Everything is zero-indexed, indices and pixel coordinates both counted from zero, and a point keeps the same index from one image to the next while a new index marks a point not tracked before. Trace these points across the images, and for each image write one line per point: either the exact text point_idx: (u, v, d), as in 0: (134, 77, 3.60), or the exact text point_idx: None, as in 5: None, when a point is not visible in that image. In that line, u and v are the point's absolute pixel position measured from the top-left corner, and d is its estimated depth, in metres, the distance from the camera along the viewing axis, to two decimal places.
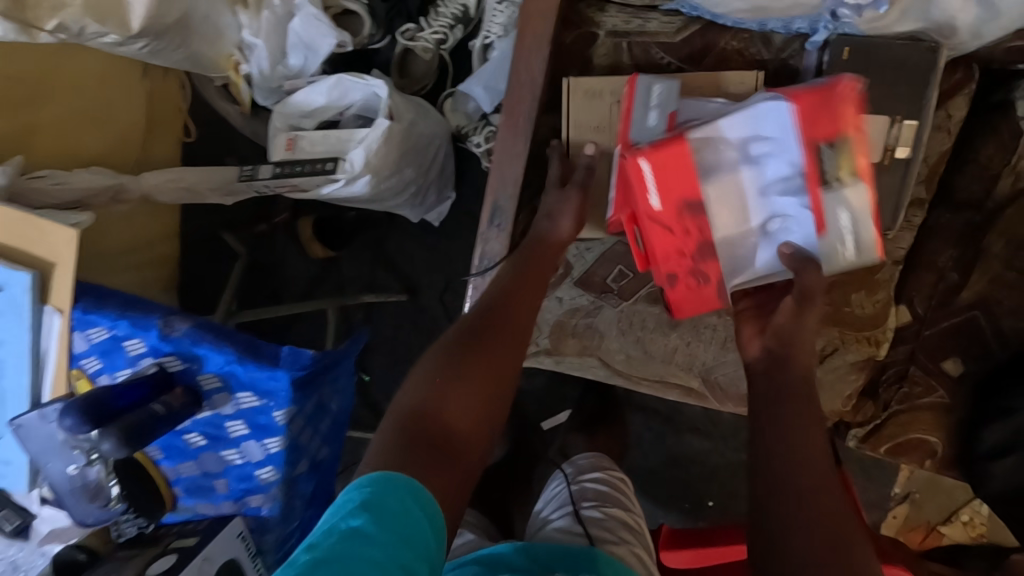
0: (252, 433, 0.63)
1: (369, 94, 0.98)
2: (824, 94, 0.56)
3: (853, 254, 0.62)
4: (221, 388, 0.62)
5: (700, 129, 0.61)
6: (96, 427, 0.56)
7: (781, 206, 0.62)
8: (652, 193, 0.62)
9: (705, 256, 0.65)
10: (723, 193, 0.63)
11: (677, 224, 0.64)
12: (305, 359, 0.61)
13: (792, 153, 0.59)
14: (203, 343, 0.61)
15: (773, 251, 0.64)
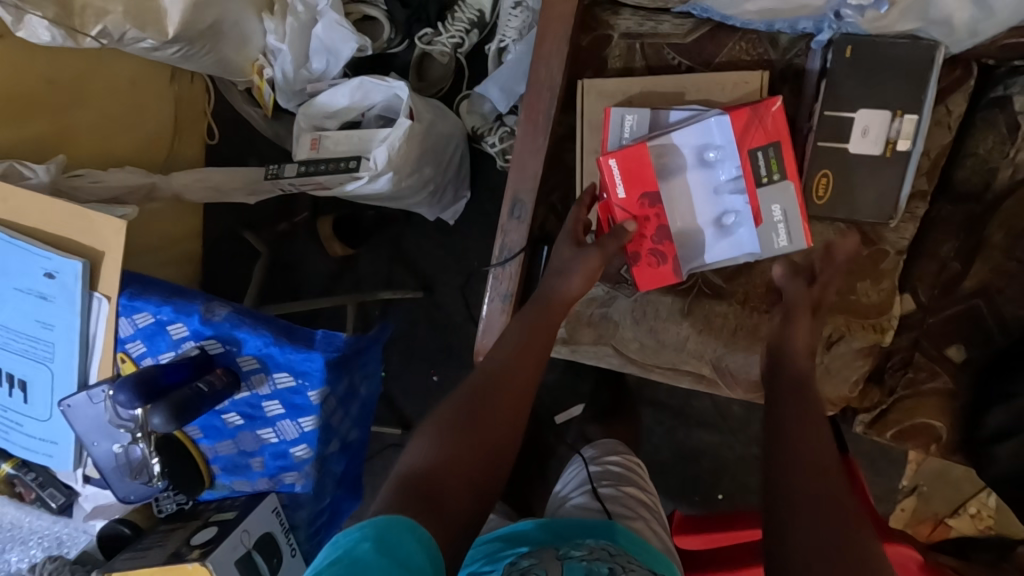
0: (287, 412, 0.67)
1: (391, 96, 1.02)
2: (757, 109, 0.67)
3: (785, 242, 0.70)
4: (258, 370, 0.66)
5: (661, 138, 0.71)
6: (145, 403, 0.60)
7: (730, 205, 0.72)
8: (619, 185, 0.72)
9: (664, 238, 0.73)
10: (678, 192, 0.72)
11: (640, 211, 0.72)
12: (338, 342, 0.65)
13: (735, 159, 0.69)
14: (242, 326, 0.65)
15: (725, 242, 0.73)
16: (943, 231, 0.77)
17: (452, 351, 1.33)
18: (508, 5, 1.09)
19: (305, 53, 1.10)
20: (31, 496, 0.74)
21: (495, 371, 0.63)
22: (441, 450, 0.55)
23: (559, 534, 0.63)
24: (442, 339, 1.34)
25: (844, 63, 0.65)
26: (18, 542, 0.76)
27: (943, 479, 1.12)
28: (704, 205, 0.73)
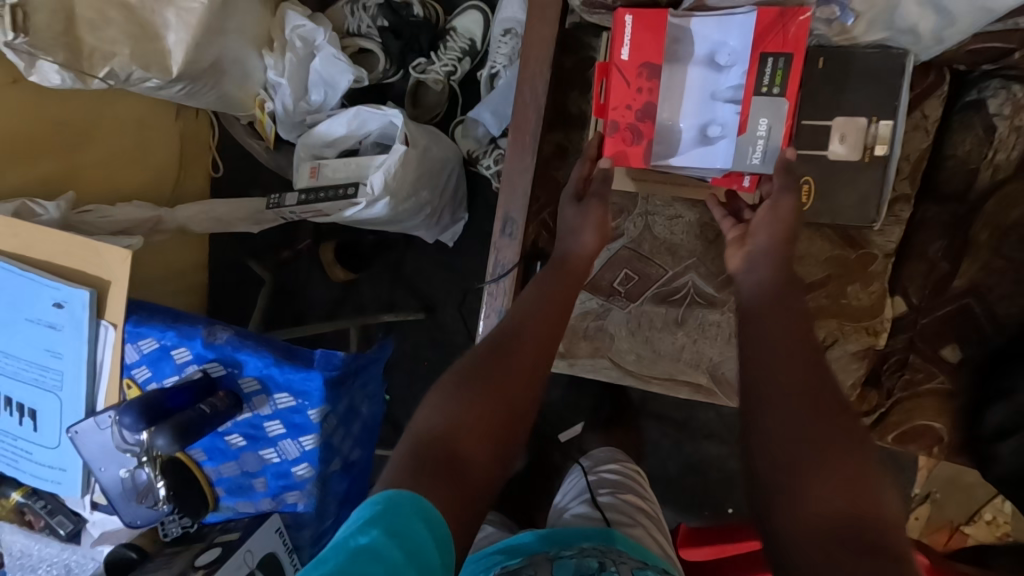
0: (288, 432, 0.68)
1: (386, 122, 1.06)
2: (787, 13, 0.62)
3: (759, 160, 0.67)
4: (260, 390, 0.67)
5: (683, 15, 0.65)
6: (149, 425, 0.62)
7: (719, 113, 0.67)
8: (625, 46, 0.66)
9: (647, 116, 0.68)
10: (674, 82, 0.67)
11: (634, 82, 0.67)
12: (336, 360, 0.66)
13: (744, 65, 0.65)
14: (243, 348, 0.66)
15: (700, 146, 0.68)
16: (930, 232, 0.77)
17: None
18: (498, 33, 1.14)
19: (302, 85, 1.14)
20: (41, 524, 0.75)
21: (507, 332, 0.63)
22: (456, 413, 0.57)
23: (555, 539, 0.64)
24: (445, 360, 1.35)
25: (816, 73, 0.67)
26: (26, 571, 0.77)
27: (955, 485, 1.11)
28: (695, 106, 0.68)
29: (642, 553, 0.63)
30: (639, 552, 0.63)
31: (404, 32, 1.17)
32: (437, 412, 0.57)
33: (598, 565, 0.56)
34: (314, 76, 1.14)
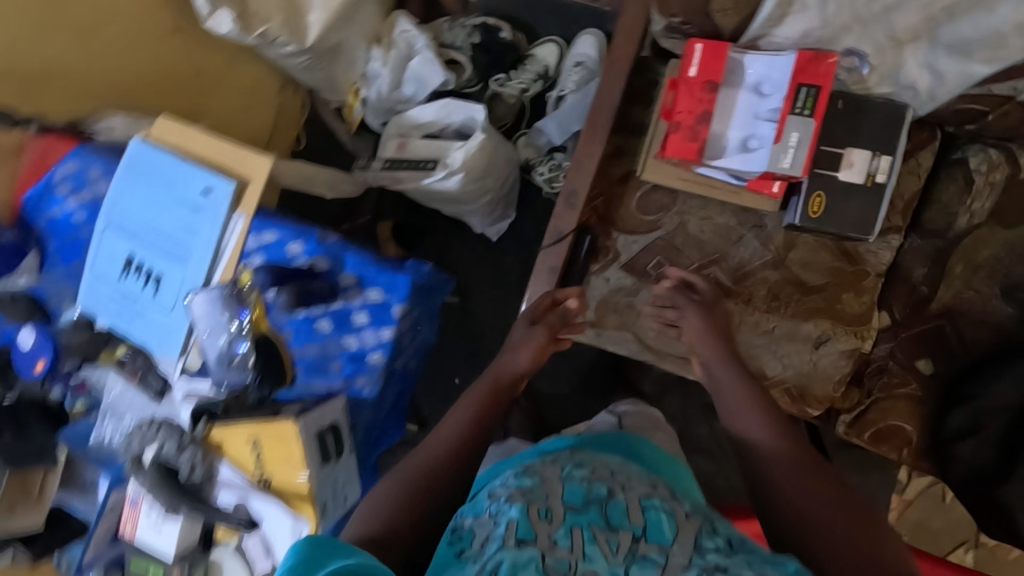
0: (371, 323, 0.82)
1: (469, 116, 1.24)
2: (819, 57, 0.81)
3: (788, 165, 0.82)
4: (355, 284, 0.82)
5: (740, 49, 0.85)
6: (274, 286, 0.81)
7: (760, 128, 0.86)
8: (693, 65, 0.85)
9: (703, 121, 0.87)
10: (727, 102, 0.87)
11: (697, 94, 0.86)
12: (424, 270, 0.81)
13: (782, 92, 0.83)
14: (349, 249, 0.82)
15: (742, 152, 0.86)
16: (915, 261, 0.94)
17: (478, 355, 1.47)
18: (571, 64, 1.35)
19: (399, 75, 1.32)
20: (137, 377, 0.89)
21: (444, 425, 0.76)
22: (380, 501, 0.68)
23: (573, 458, 0.74)
24: (470, 345, 1.48)
25: (837, 110, 0.85)
26: (112, 416, 0.89)
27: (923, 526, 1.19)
28: (741, 121, 0.87)
29: (646, 472, 0.73)
30: (642, 471, 0.73)
31: (493, 50, 1.39)
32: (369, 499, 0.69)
33: (603, 489, 0.66)
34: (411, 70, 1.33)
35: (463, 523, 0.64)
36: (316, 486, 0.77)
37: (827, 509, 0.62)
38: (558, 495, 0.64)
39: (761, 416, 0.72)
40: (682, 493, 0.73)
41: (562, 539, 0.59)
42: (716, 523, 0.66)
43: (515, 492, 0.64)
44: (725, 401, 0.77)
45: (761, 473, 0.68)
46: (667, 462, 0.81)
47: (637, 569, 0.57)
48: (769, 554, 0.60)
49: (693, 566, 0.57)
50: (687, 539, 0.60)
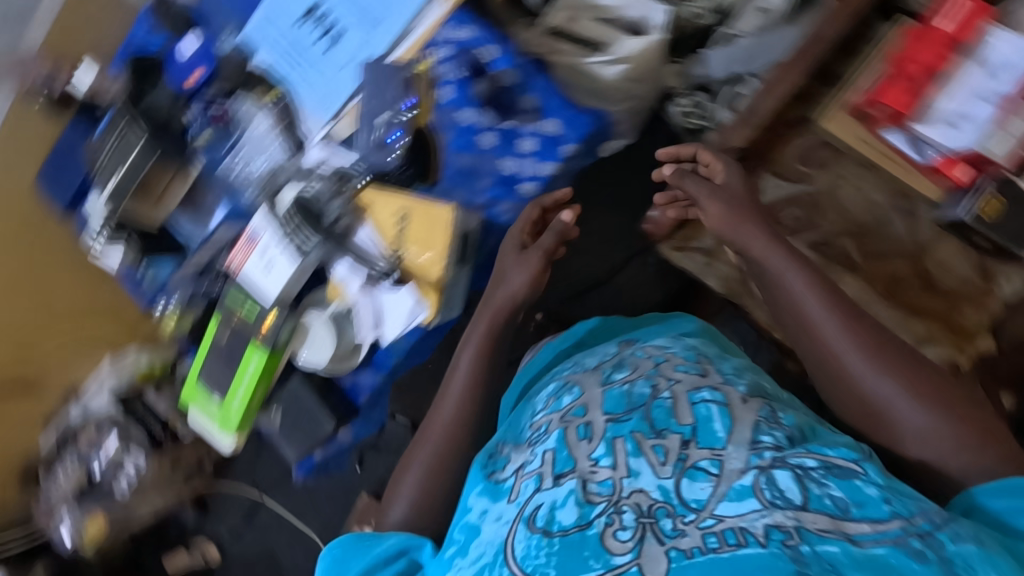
0: (537, 149, 1.08)
1: (648, 16, 1.17)
2: None
3: (990, 146, 0.92)
4: (535, 114, 1.09)
5: (993, 26, 0.93)
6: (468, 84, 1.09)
7: (978, 106, 0.93)
8: (949, 21, 0.94)
9: (933, 82, 0.95)
10: (960, 72, 0.95)
11: (940, 52, 0.94)
12: (583, 122, 1.09)
13: (1016, 78, 0.92)
14: (538, 84, 1.08)
15: (953, 123, 0.94)
16: None
17: None
18: (755, 6, 1.31)
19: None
20: (282, 118, 1.19)
21: (441, 410, 0.97)
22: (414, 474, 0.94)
23: (616, 357, 0.94)
24: None
25: None
26: (247, 147, 1.21)
27: None
28: (964, 95, 0.94)
29: (694, 358, 0.89)
30: (687, 354, 0.91)
31: None
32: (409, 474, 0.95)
33: (646, 391, 0.83)
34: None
35: (502, 451, 0.88)
36: (445, 276, 1.06)
37: (926, 385, 0.79)
38: (598, 406, 0.82)
39: (840, 332, 0.82)
40: (736, 373, 0.88)
41: (602, 458, 0.77)
42: (775, 413, 0.80)
43: (558, 419, 0.84)
44: (805, 317, 0.84)
45: (840, 373, 0.82)
46: (713, 339, 1.01)
47: (688, 479, 0.72)
48: (824, 455, 0.74)
49: (750, 471, 0.71)
50: (743, 434, 0.75)
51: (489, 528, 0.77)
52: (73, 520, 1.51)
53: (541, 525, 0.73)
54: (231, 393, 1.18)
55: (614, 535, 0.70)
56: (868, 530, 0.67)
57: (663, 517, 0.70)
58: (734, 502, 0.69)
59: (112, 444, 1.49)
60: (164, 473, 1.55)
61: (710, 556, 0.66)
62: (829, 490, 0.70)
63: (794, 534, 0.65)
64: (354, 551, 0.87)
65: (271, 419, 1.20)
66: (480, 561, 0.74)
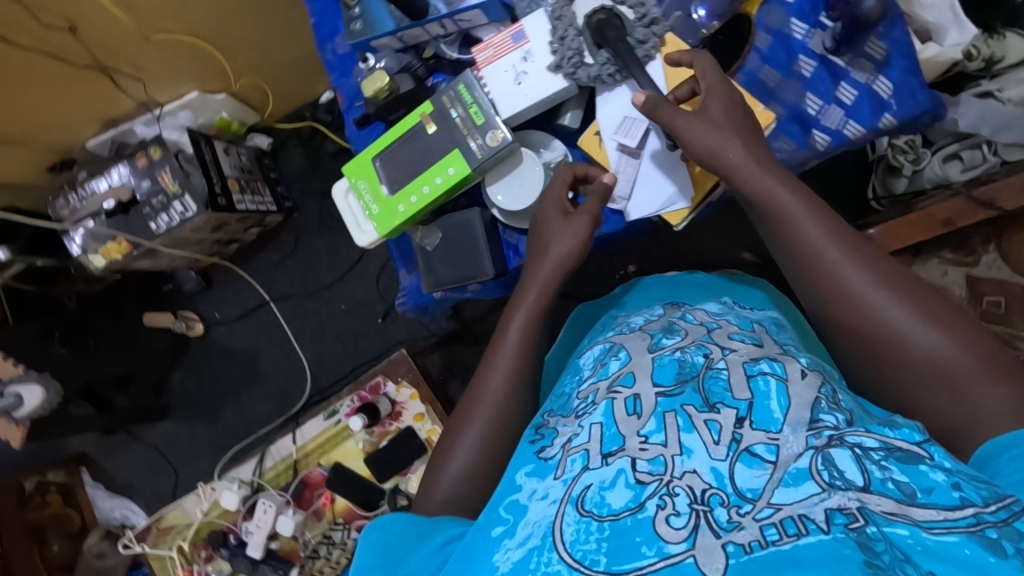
0: (846, 107, 0.69)
1: (950, 28, 1.02)
2: None
3: None
4: (873, 60, 0.69)
5: None
6: None
7: None
8: None
9: None
10: None
11: None
12: (920, 101, 0.68)
13: None
14: (895, 22, 0.68)
15: None
16: None
17: (661, 249, 1.35)
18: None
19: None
20: None
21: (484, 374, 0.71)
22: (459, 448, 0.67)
23: (661, 321, 0.72)
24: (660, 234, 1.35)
25: None
26: None
27: None
28: None
29: (749, 328, 0.70)
30: (742, 324, 0.71)
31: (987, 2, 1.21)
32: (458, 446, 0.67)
33: (700, 359, 0.61)
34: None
35: (551, 422, 0.64)
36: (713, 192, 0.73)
37: (925, 309, 0.59)
38: (648, 376, 0.61)
39: (832, 252, 0.62)
40: (795, 348, 0.69)
41: (652, 434, 0.54)
42: (834, 394, 0.57)
43: (603, 391, 0.62)
44: (829, 282, 0.62)
45: (847, 304, 0.61)
46: (768, 309, 0.81)
47: (742, 464, 0.50)
48: (882, 434, 0.52)
49: (807, 452, 0.49)
50: (801, 412, 0.53)
51: (531, 510, 0.53)
52: (92, 231, 1.38)
53: (589, 508, 0.50)
54: (406, 194, 0.75)
55: (667, 521, 0.48)
56: (937, 517, 0.46)
57: (716, 507, 0.48)
58: (791, 488, 0.47)
59: (167, 177, 1.34)
60: (201, 229, 1.45)
61: (770, 551, 0.45)
62: (895, 474, 0.48)
63: (858, 514, 0.45)
64: (398, 522, 0.62)
65: (427, 261, 0.79)
66: (522, 551, 0.50)
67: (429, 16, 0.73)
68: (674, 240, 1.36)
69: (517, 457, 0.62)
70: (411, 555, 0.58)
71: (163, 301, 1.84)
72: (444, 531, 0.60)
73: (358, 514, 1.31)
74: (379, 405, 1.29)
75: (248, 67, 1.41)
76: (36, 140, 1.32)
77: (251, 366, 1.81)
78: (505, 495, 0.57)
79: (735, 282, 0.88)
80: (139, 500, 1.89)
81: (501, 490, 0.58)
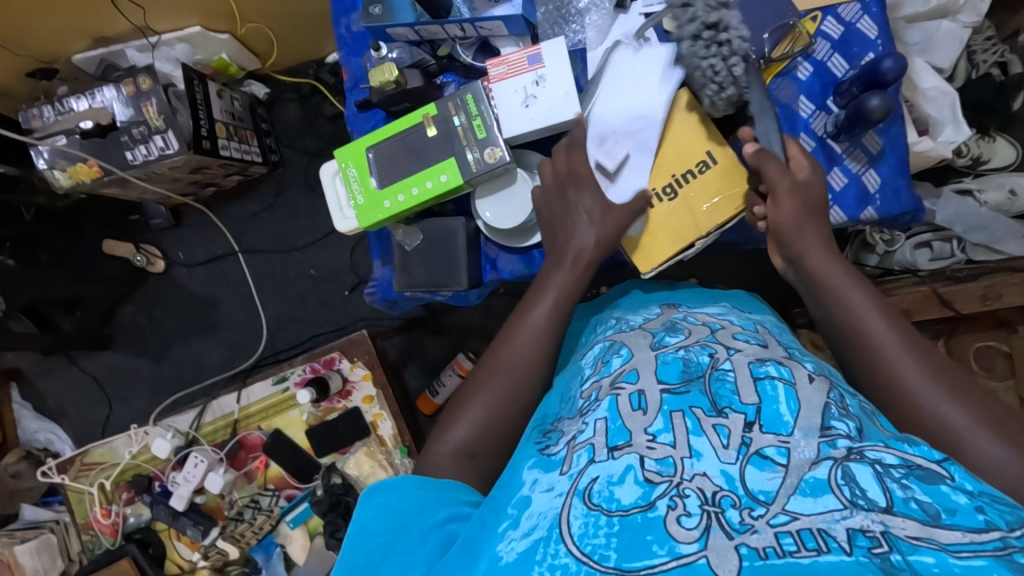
0: (835, 192, 0.71)
1: (946, 124, 1.06)
2: None
3: None
4: (867, 153, 0.71)
5: None
6: (824, 64, 0.72)
7: None
8: None
9: None
10: None
11: None
12: (902, 202, 0.70)
13: None
14: (894, 121, 0.71)
15: None
16: None
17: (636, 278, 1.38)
18: (1008, 180, 1.21)
19: (930, 16, 1.12)
20: None
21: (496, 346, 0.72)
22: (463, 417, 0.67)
23: (662, 319, 0.74)
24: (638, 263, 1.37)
25: None
26: None
27: None
28: None
29: (752, 329, 0.72)
30: (745, 325, 0.73)
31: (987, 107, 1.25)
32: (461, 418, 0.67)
33: (705, 358, 0.62)
34: (931, 28, 1.12)
35: (552, 423, 0.64)
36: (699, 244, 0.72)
37: (974, 403, 0.57)
38: (651, 373, 0.61)
39: (890, 337, 0.62)
40: (801, 353, 0.70)
41: (661, 433, 0.54)
42: (842, 397, 0.58)
43: (606, 386, 0.63)
44: (872, 355, 0.62)
45: (885, 380, 0.60)
46: (766, 313, 0.84)
47: (753, 467, 0.50)
48: (902, 450, 0.52)
49: (824, 461, 0.49)
50: (812, 418, 0.53)
51: (534, 502, 0.52)
52: (61, 149, 1.31)
53: (598, 502, 0.50)
54: (394, 191, 0.74)
55: (677, 520, 0.47)
56: (963, 540, 0.44)
57: (728, 509, 0.47)
58: (808, 498, 0.47)
59: (152, 110, 1.28)
60: (179, 168, 1.40)
61: (787, 561, 0.43)
62: (917, 493, 0.47)
63: (882, 538, 0.44)
64: (399, 488, 0.61)
65: (403, 260, 0.78)
66: (527, 541, 0.49)
67: (450, 17, 0.71)
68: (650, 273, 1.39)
69: (520, 454, 0.61)
70: (413, 525, 0.57)
71: (127, 231, 1.78)
72: (449, 500, 0.60)
73: (290, 483, 1.30)
74: (331, 381, 1.28)
75: (257, 13, 1.36)
76: (18, 42, 1.25)
77: (207, 314, 1.77)
78: (510, 493, 0.55)
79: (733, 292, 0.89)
80: (67, 427, 1.83)
81: (505, 483, 0.57)
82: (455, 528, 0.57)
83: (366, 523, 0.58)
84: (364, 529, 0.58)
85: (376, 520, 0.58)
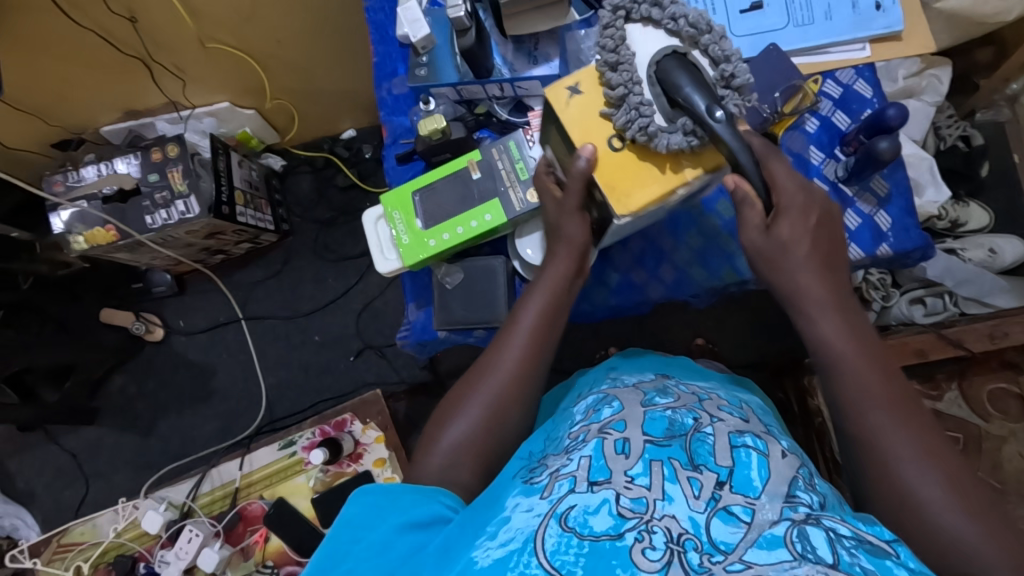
0: (849, 229, 0.79)
1: (928, 185, 1.16)
2: None
3: None
4: (875, 195, 0.79)
5: None
6: (824, 120, 0.82)
7: None
8: None
9: None
10: None
11: None
12: (911, 237, 0.78)
13: None
14: (893, 168, 0.80)
15: None
16: None
17: (642, 335, 1.42)
18: (983, 239, 1.31)
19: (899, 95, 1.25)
20: None
21: (487, 362, 0.72)
22: (458, 434, 0.68)
23: (655, 382, 0.73)
24: (643, 322, 1.42)
25: None
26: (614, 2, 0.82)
27: None
28: None
29: (737, 404, 0.72)
30: (732, 400, 0.73)
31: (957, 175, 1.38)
32: (455, 432, 0.68)
33: (689, 420, 0.62)
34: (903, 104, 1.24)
35: (534, 459, 0.63)
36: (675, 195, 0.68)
37: (948, 466, 0.58)
38: (637, 425, 0.61)
39: (884, 395, 0.62)
40: (778, 432, 0.71)
41: (638, 476, 0.55)
42: (811, 477, 0.60)
43: (593, 431, 0.62)
44: (865, 395, 0.63)
45: (871, 430, 0.62)
46: (754, 396, 0.83)
47: (718, 520, 0.50)
48: (855, 525, 0.52)
49: (783, 521, 0.50)
50: (780, 486, 0.54)
51: (513, 519, 0.53)
52: (81, 212, 1.34)
53: (572, 525, 0.51)
54: (439, 230, 0.78)
55: (642, 551, 0.49)
56: None
57: (689, 550, 0.49)
58: (763, 551, 0.47)
59: (176, 175, 1.33)
60: (195, 232, 1.42)
61: None
62: (865, 563, 0.47)
63: None
64: (377, 492, 0.61)
65: (443, 297, 0.81)
66: (502, 550, 0.51)
67: (492, 76, 0.79)
68: (656, 331, 1.42)
69: (503, 486, 0.60)
70: (392, 525, 0.58)
71: (125, 300, 1.75)
72: (435, 505, 0.61)
73: (291, 557, 1.20)
74: (343, 442, 1.24)
75: (284, 90, 1.45)
76: (53, 113, 1.31)
77: (203, 383, 1.71)
78: (492, 513, 0.55)
79: (730, 377, 0.88)
80: (34, 513, 1.69)
81: (489, 502, 0.58)
82: (432, 534, 0.58)
83: (343, 532, 0.59)
84: (344, 538, 0.58)
85: (357, 525, 0.58)
